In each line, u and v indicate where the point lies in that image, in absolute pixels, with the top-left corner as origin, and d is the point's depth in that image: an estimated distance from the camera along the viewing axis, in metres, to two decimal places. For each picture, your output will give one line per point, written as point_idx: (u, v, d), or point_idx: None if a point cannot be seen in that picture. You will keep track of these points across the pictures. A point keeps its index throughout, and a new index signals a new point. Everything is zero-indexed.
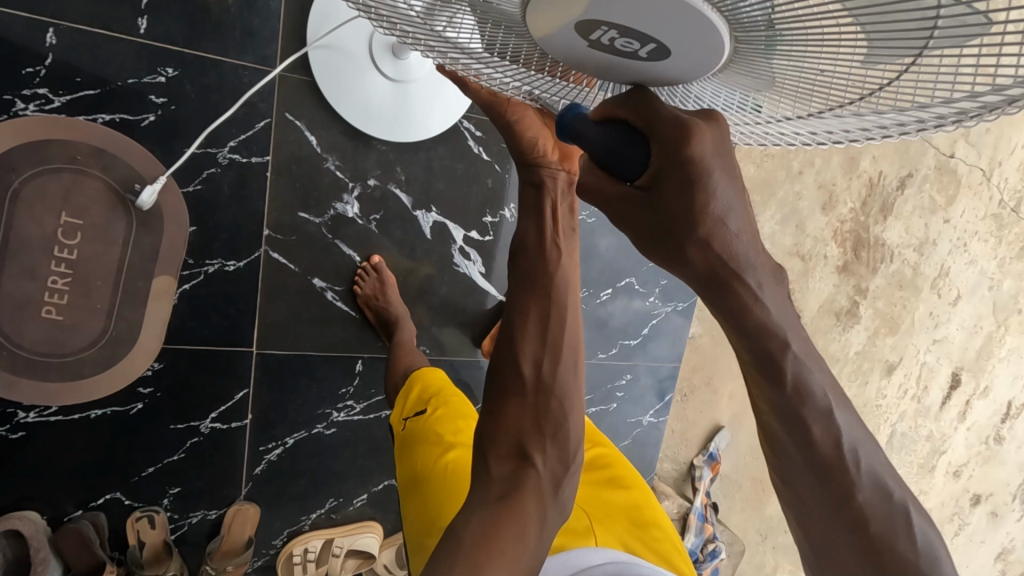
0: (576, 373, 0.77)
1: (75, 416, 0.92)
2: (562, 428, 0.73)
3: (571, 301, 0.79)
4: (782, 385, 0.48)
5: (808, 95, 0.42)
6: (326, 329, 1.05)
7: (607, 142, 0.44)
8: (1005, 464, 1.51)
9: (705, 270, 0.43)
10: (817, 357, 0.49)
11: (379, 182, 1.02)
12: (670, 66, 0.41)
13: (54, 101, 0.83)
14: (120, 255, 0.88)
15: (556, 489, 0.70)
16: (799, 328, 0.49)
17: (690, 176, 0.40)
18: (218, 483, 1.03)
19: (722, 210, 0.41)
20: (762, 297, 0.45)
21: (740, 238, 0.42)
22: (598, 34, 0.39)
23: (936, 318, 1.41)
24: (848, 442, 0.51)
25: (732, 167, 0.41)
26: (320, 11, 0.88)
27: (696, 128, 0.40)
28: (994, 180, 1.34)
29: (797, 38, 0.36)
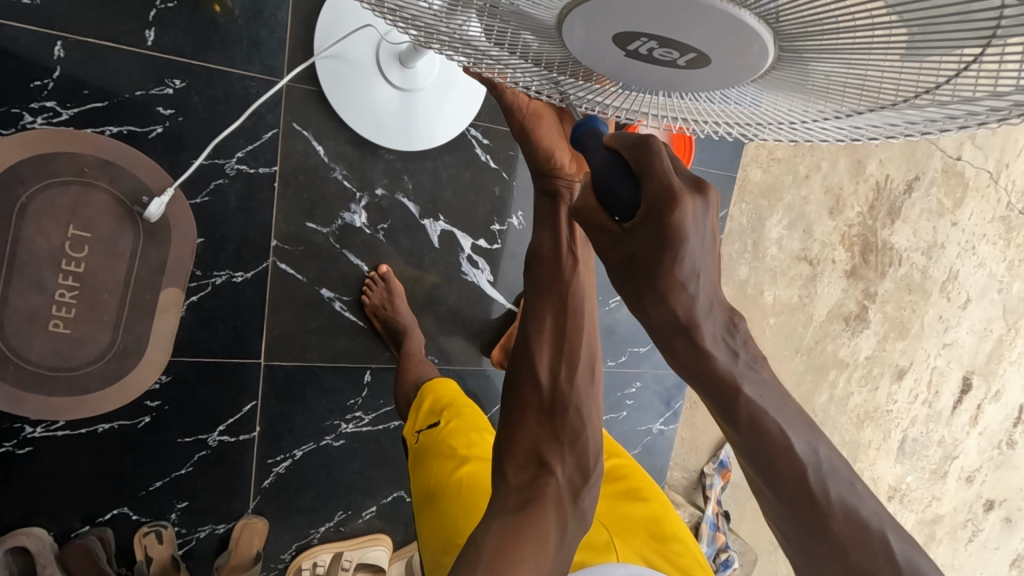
0: (594, 387, 0.76)
1: (81, 431, 0.91)
2: (581, 437, 0.72)
3: (587, 307, 0.77)
4: (738, 424, 0.48)
5: (839, 97, 0.41)
6: (334, 340, 1.04)
7: (603, 176, 0.45)
8: (1018, 470, 1.49)
9: (663, 320, 0.44)
10: (779, 395, 0.50)
11: (387, 191, 1.01)
12: (707, 75, 0.40)
13: (60, 114, 0.83)
14: (127, 268, 0.88)
15: (577, 497, 0.69)
16: (759, 374, 0.49)
17: (665, 241, 0.41)
18: (226, 497, 1.02)
19: (688, 273, 0.42)
20: (717, 349, 0.46)
21: (700, 299, 0.43)
22: (636, 44, 0.38)
23: (946, 322, 1.39)
24: (816, 477, 0.50)
25: (709, 235, 0.42)
26: (326, 21, 0.88)
27: (682, 197, 0.40)
28: (1002, 182, 1.34)
29: (834, 37, 0.35)
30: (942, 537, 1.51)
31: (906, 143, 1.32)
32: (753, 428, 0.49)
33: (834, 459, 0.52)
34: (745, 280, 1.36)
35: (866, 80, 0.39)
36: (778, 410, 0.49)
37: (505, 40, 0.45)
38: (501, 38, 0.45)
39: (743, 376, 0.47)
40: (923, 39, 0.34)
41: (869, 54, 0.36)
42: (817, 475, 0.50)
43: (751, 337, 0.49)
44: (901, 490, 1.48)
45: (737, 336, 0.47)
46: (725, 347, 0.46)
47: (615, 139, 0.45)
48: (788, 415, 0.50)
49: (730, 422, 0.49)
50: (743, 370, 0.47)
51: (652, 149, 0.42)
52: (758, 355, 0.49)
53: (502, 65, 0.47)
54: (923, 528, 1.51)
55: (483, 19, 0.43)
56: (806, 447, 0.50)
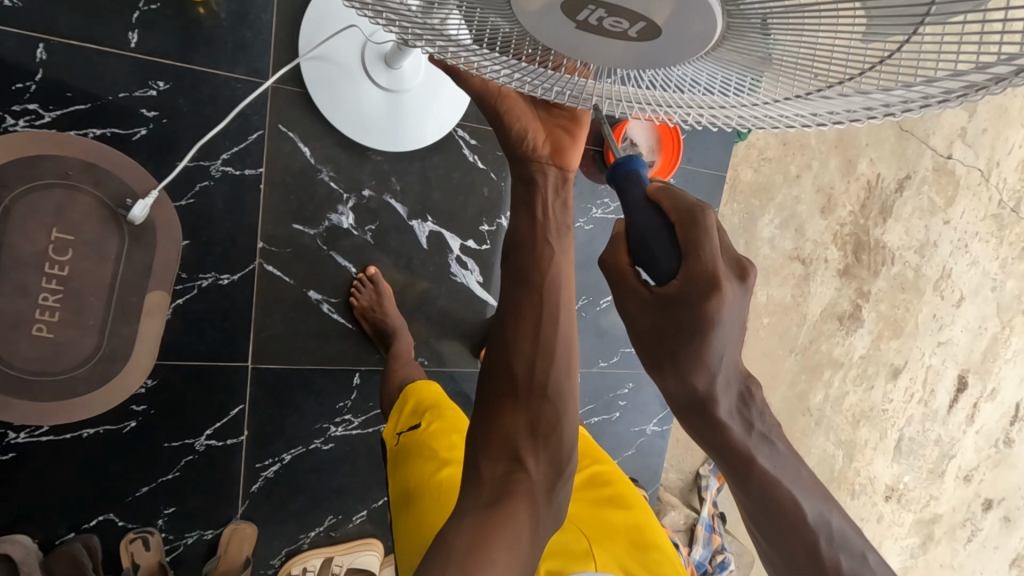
0: (572, 371, 0.73)
1: (67, 436, 0.90)
2: (557, 429, 0.70)
3: (565, 297, 0.72)
4: (747, 484, 0.49)
5: (800, 73, 0.41)
6: (323, 343, 1.03)
7: (643, 233, 0.45)
8: (1016, 468, 1.48)
9: (682, 397, 0.44)
10: (791, 465, 0.50)
11: (375, 193, 1.01)
12: (660, 47, 0.40)
13: (44, 116, 0.83)
14: (113, 271, 0.87)
15: (550, 492, 0.69)
16: (772, 446, 0.49)
17: (697, 321, 0.41)
18: (215, 502, 1.01)
19: (717, 356, 0.42)
20: (733, 424, 0.46)
21: (724, 376, 0.44)
22: (585, 14, 0.38)
23: (940, 320, 1.39)
24: (829, 548, 0.50)
25: (741, 323, 0.43)
26: (311, 23, 0.88)
27: (722, 285, 0.41)
28: (992, 180, 1.34)
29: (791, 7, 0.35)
30: (940, 537, 1.51)
31: (896, 142, 1.32)
32: (764, 495, 0.49)
33: (847, 531, 0.52)
34: None
35: (825, 55, 0.38)
36: (794, 482, 0.50)
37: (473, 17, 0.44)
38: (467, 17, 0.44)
39: (756, 447, 0.48)
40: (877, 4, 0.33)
41: (825, 22, 0.36)
42: (829, 545, 0.50)
43: (768, 405, 0.49)
44: (899, 490, 1.47)
45: (755, 408, 0.47)
46: (741, 419, 0.47)
47: (658, 193, 0.46)
48: (802, 487, 0.50)
49: (742, 487, 0.50)
50: (757, 442, 0.48)
51: (703, 225, 0.42)
52: (775, 424, 0.50)
53: (473, 54, 0.46)
54: (921, 528, 1.50)
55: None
56: (816, 516, 0.50)
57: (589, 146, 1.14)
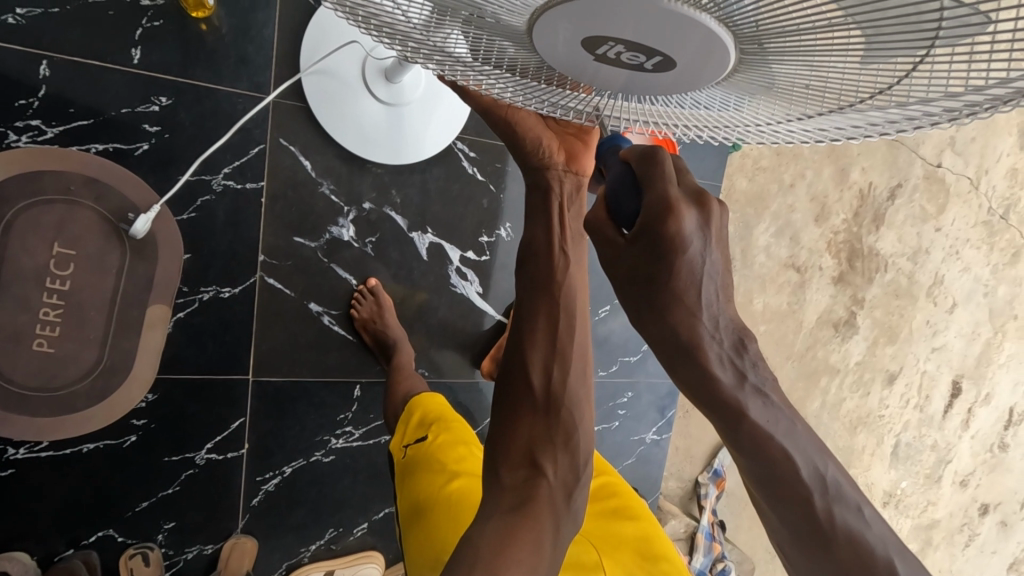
0: (585, 378, 0.74)
1: (66, 451, 0.90)
2: (574, 435, 0.71)
3: (581, 304, 0.75)
4: (739, 433, 0.47)
5: (802, 99, 0.42)
6: (323, 355, 1.03)
7: (616, 187, 0.48)
8: (1012, 472, 1.49)
9: (663, 337, 0.45)
10: (786, 417, 0.49)
11: (375, 205, 1.02)
12: (673, 78, 0.41)
13: (46, 132, 0.83)
14: (114, 285, 0.87)
15: (569, 498, 0.69)
16: (763, 397, 0.48)
17: (664, 247, 0.43)
18: (215, 516, 1.01)
19: (690, 286, 0.43)
20: (722, 371, 0.45)
21: (703, 313, 0.44)
22: (604, 48, 0.39)
23: (934, 326, 1.41)
24: (823, 501, 0.49)
25: (713, 250, 0.44)
26: (312, 39, 0.89)
27: (679, 207, 0.43)
28: (982, 188, 1.36)
29: (799, 43, 0.36)
30: (939, 543, 1.51)
31: (887, 151, 1.34)
32: (758, 451, 0.48)
33: (842, 483, 0.50)
34: (735, 288, 1.38)
35: (826, 83, 0.40)
36: (789, 435, 0.48)
37: (482, 46, 0.45)
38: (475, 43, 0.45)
39: (748, 397, 0.47)
40: (877, 42, 0.35)
41: (829, 57, 0.37)
42: (823, 497, 0.49)
43: (763, 357, 0.48)
44: (897, 495, 1.48)
45: (747, 357, 0.47)
46: (730, 368, 0.46)
47: (630, 154, 0.47)
48: (798, 439, 0.49)
49: (735, 446, 0.48)
50: (748, 394, 0.46)
51: (657, 161, 0.45)
52: (768, 372, 0.49)
53: (482, 76, 0.48)
54: (920, 534, 1.50)
55: (468, 28, 0.44)
56: (811, 472, 0.49)
57: None
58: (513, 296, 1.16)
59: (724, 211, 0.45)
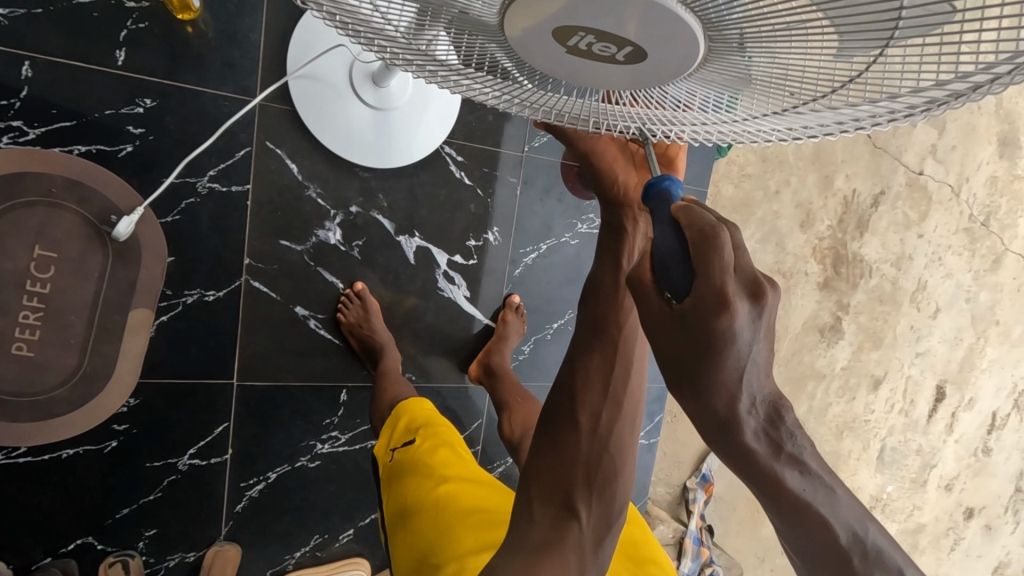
0: (635, 425, 0.68)
1: (44, 457, 0.88)
2: (613, 483, 0.64)
3: (640, 351, 0.69)
4: (777, 500, 0.44)
5: (778, 91, 0.43)
6: (309, 359, 1.03)
7: (658, 249, 0.42)
8: (996, 476, 1.52)
9: (704, 416, 0.40)
10: (825, 486, 0.45)
11: (362, 209, 1.01)
12: (647, 70, 0.42)
13: (28, 133, 0.82)
14: (96, 289, 0.86)
15: (598, 547, 0.64)
16: (806, 467, 0.44)
17: (713, 344, 0.37)
18: (198, 523, 1.00)
19: (736, 376, 0.38)
20: (758, 445, 0.41)
21: (748, 395, 0.39)
22: (575, 40, 0.39)
23: (918, 332, 1.42)
24: (863, 565, 0.46)
25: (763, 338, 0.39)
26: (300, 43, 0.89)
27: (733, 303, 0.37)
28: (963, 196, 1.38)
29: (768, 29, 0.37)
30: (926, 547, 1.53)
31: (870, 159, 1.36)
32: (794, 515, 0.45)
33: (882, 545, 0.47)
34: None
35: (801, 74, 0.40)
36: (825, 503, 0.45)
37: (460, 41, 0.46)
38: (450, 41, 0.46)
39: (786, 470, 0.43)
40: (843, 30, 0.35)
41: (800, 46, 0.38)
42: (863, 563, 0.46)
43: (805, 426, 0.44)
44: (883, 500, 1.50)
45: (784, 429, 0.42)
46: (766, 441, 0.42)
47: (678, 213, 0.42)
48: (836, 504, 0.46)
49: (770, 507, 0.45)
50: (785, 466, 0.43)
51: (713, 242, 0.38)
52: (810, 438, 0.44)
53: (455, 71, 0.49)
54: (906, 539, 1.52)
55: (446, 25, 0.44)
56: (847, 535, 0.46)
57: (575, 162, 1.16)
58: (501, 301, 1.16)
59: (776, 294, 0.40)
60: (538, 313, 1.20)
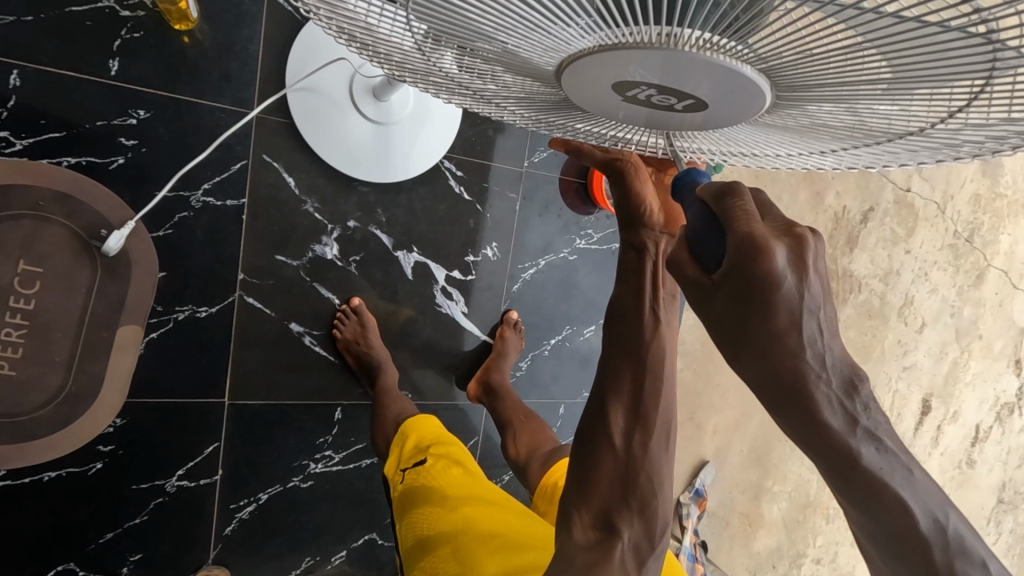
0: (669, 447, 0.67)
1: (25, 480, 0.84)
2: (652, 505, 0.65)
3: (668, 371, 0.68)
4: (853, 476, 0.40)
5: (839, 135, 0.44)
6: (304, 377, 1.00)
7: (693, 229, 0.43)
8: (979, 488, 1.55)
9: (759, 376, 0.39)
10: (901, 463, 0.41)
11: (359, 224, 1.00)
12: (701, 118, 0.43)
13: (15, 144, 0.79)
14: (83, 305, 0.83)
15: (641, 567, 0.64)
16: (883, 441, 0.41)
17: (756, 290, 0.37)
18: (185, 547, 0.96)
19: (790, 327, 0.37)
20: (832, 415, 0.39)
21: (810, 351, 0.38)
22: (635, 91, 0.40)
23: (905, 346, 1.44)
24: (943, 555, 0.42)
25: (813, 286, 0.38)
26: (299, 56, 0.88)
27: (771, 246, 0.37)
28: (948, 213, 1.41)
29: (832, 89, 0.37)
30: None
31: (859, 176, 1.37)
32: (869, 496, 0.41)
33: (966, 536, 0.43)
34: None
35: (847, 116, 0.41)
36: (903, 483, 0.42)
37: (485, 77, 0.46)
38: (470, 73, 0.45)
39: (861, 443, 0.40)
40: (905, 89, 0.36)
41: (860, 96, 0.38)
42: (944, 555, 0.43)
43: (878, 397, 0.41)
44: None
45: (860, 400, 0.39)
46: (841, 412, 0.39)
47: (706, 192, 0.43)
48: (917, 487, 0.42)
49: (844, 490, 0.42)
50: (859, 437, 0.40)
51: (739, 204, 0.40)
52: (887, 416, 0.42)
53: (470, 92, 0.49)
54: None
55: (472, 62, 0.43)
56: (929, 524, 0.43)
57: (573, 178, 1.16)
58: (498, 316, 1.15)
59: (821, 242, 0.40)
60: (536, 328, 1.19)
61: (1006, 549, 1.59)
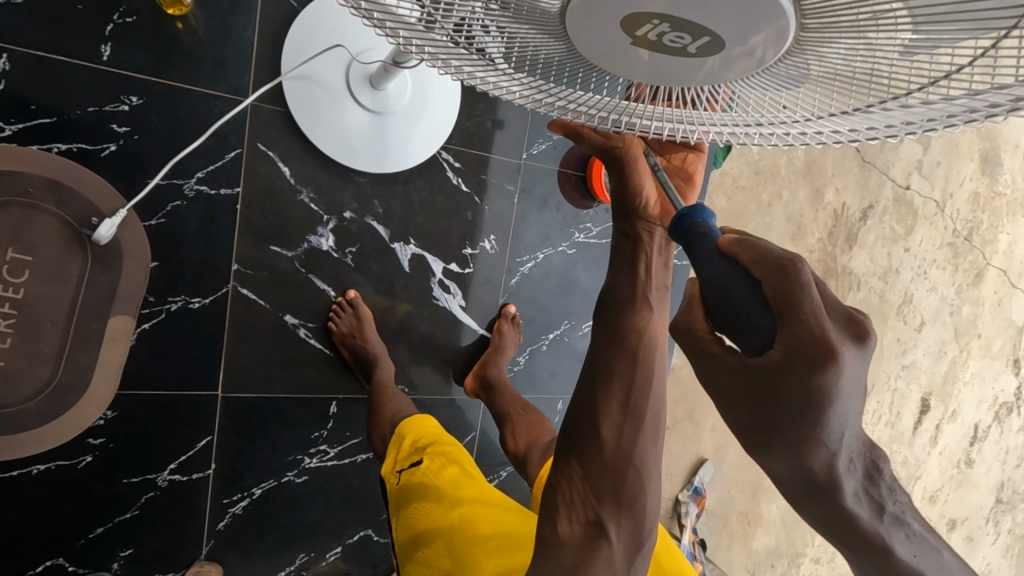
0: (658, 441, 0.65)
1: (13, 472, 0.83)
2: (639, 501, 0.63)
3: (657, 359, 0.66)
4: (885, 562, 0.41)
5: (849, 97, 0.43)
6: (299, 370, 0.99)
7: (714, 301, 0.40)
8: (977, 488, 1.54)
9: (796, 475, 0.38)
10: (931, 545, 0.43)
11: (355, 215, 0.98)
12: (715, 63, 0.40)
13: (5, 130, 0.78)
14: (73, 295, 0.81)
15: (630, 563, 0.64)
16: (908, 525, 0.42)
17: (809, 398, 0.35)
18: (177, 543, 0.95)
19: (833, 429, 0.36)
20: (860, 506, 0.40)
21: (846, 448, 0.38)
22: (647, 29, 0.37)
23: (904, 345, 1.43)
24: None
25: (862, 390, 0.37)
26: (295, 43, 0.86)
27: (837, 351, 0.35)
28: (947, 211, 1.40)
29: (843, 25, 0.36)
30: None
31: (859, 173, 1.36)
32: None
33: None
34: None
35: (860, 68, 0.40)
36: (937, 567, 0.43)
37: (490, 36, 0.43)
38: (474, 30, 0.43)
39: (890, 530, 0.41)
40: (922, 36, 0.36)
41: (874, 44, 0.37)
42: None
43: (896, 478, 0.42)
44: None
45: (882, 483, 0.41)
46: (867, 501, 0.40)
47: (742, 256, 0.39)
48: (942, 562, 0.43)
49: (876, 573, 0.43)
50: (892, 529, 0.41)
51: (798, 281, 0.36)
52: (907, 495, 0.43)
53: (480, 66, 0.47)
54: None
55: (479, 16, 0.41)
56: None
57: (572, 171, 1.15)
58: (496, 310, 1.13)
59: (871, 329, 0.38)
60: (533, 323, 1.18)
61: (1004, 549, 1.59)
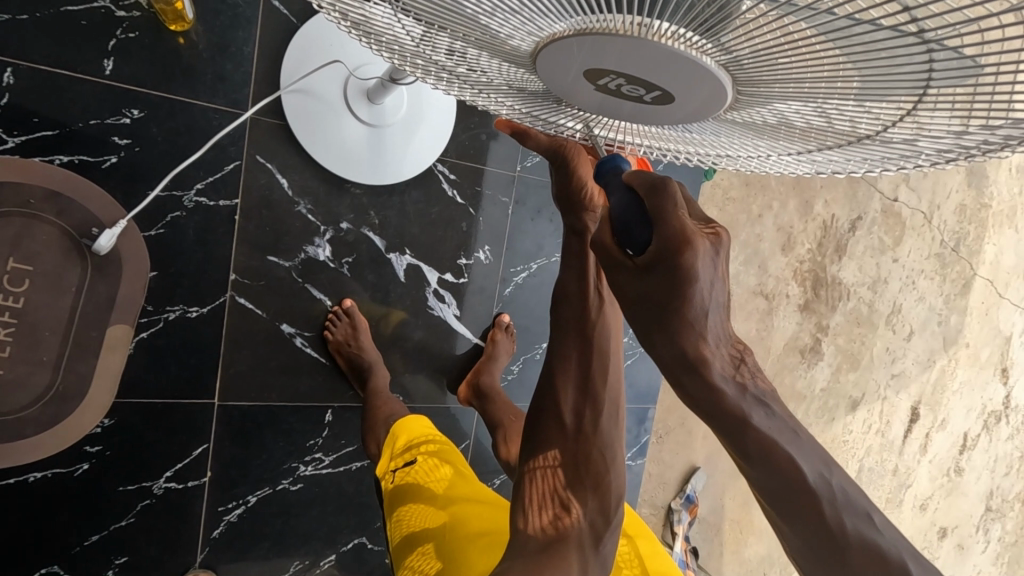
0: (619, 428, 0.72)
1: (10, 480, 0.83)
2: (606, 480, 0.68)
3: (614, 347, 0.73)
4: (746, 435, 0.43)
5: (813, 139, 0.45)
6: (295, 378, 1.00)
7: (618, 214, 0.43)
8: (967, 495, 1.56)
9: (671, 359, 0.41)
10: (790, 429, 0.45)
11: (352, 226, 1.00)
12: (674, 111, 0.43)
13: (7, 142, 0.80)
14: (72, 304, 0.82)
15: (598, 543, 0.67)
16: (769, 406, 0.44)
17: (678, 277, 0.38)
18: (172, 550, 0.95)
19: (700, 310, 0.39)
20: (724, 384, 0.42)
21: (715, 332, 0.40)
22: (606, 80, 0.41)
23: (893, 353, 1.45)
24: (832, 509, 0.45)
25: (722, 283, 0.40)
26: (296, 57, 0.88)
27: (693, 239, 0.38)
28: (935, 222, 1.43)
29: (788, 82, 0.38)
30: None
31: (847, 185, 1.37)
32: (766, 460, 0.43)
33: (849, 490, 0.46)
34: None
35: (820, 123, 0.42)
36: (797, 450, 0.44)
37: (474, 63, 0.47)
38: (459, 60, 0.46)
39: (752, 409, 0.43)
40: (872, 95, 0.37)
41: (831, 102, 0.39)
42: (832, 508, 0.45)
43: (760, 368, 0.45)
44: None
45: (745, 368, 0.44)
46: (732, 381, 0.42)
47: (634, 175, 0.43)
48: (801, 446, 0.45)
49: (740, 453, 0.44)
50: (751, 404, 0.43)
51: (666, 192, 0.40)
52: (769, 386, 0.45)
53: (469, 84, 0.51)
54: None
55: (458, 44, 0.44)
56: (817, 478, 0.44)
57: None
58: (490, 319, 1.15)
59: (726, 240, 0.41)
60: (528, 331, 1.20)
61: (994, 556, 1.61)
